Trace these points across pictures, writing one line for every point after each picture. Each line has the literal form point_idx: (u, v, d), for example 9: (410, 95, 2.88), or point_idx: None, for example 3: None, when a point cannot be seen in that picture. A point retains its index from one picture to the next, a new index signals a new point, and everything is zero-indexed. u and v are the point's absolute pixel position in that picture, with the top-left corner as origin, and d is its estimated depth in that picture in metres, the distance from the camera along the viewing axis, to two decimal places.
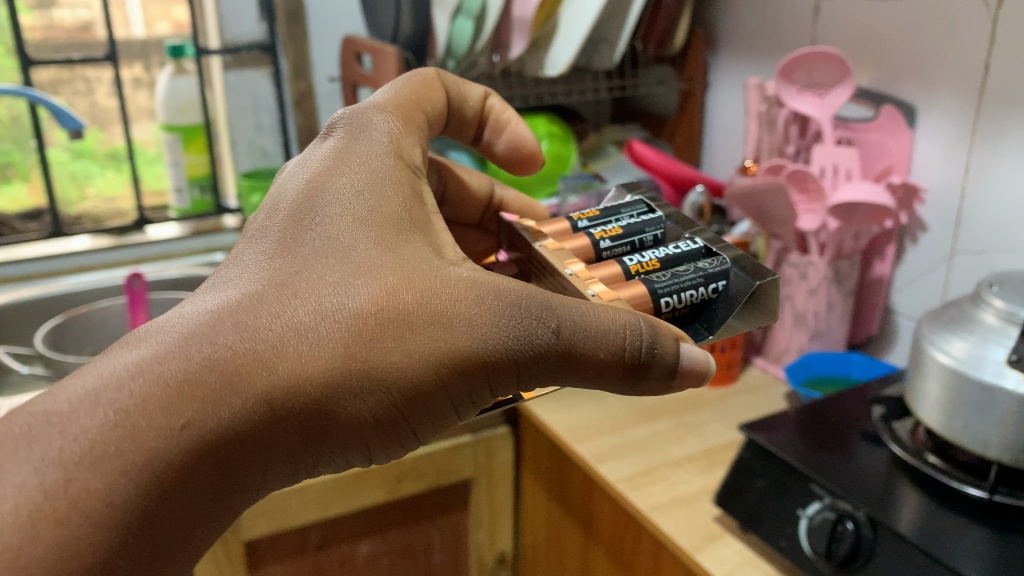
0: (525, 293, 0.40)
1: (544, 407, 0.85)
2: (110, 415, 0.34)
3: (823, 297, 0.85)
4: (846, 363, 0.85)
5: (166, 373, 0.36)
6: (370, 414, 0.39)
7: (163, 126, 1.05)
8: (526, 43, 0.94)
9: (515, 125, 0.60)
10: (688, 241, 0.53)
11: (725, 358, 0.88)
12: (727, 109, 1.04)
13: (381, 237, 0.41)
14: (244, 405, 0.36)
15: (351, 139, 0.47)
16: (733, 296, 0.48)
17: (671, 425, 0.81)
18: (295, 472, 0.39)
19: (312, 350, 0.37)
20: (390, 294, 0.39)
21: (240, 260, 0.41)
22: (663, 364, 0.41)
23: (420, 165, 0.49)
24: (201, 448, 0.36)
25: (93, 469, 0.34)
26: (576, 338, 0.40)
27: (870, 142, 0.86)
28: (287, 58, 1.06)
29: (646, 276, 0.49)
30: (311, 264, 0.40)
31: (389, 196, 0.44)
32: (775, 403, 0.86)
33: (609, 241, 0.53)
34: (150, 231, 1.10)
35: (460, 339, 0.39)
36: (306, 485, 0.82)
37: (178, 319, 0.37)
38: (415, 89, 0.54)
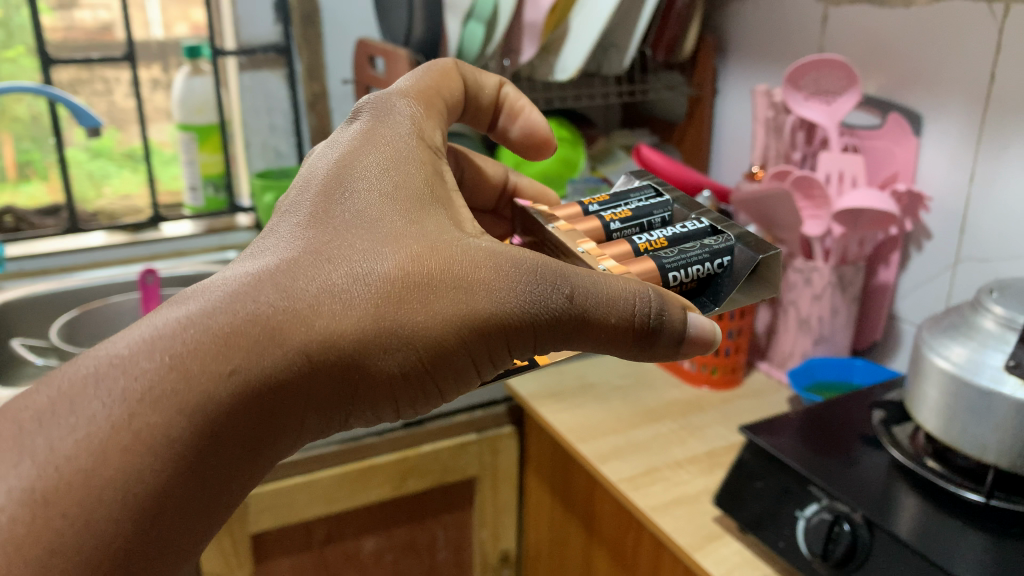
0: (540, 261, 0.43)
1: (550, 406, 0.86)
2: (165, 359, 0.37)
3: (827, 303, 0.86)
4: (850, 369, 0.86)
5: (214, 325, 0.38)
6: (398, 369, 0.41)
7: (179, 126, 1.08)
8: (537, 47, 0.95)
9: (529, 112, 0.61)
10: (694, 220, 0.54)
11: (730, 362, 0.89)
12: (736, 114, 1.05)
13: (407, 210, 0.44)
14: (285, 356, 0.38)
15: (376, 121, 0.49)
16: (738, 270, 0.50)
17: (674, 427, 0.82)
18: (329, 424, 0.42)
19: (345, 310, 0.40)
20: (416, 260, 0.42)
21: (276, 232, 0.43)
22: (672, 331, 0.44)
23: (440, 147, 0.51)
24: (246, 393, 0.38)
25: (153, 405, 0.36)
26: (589, 304, 0.43)
27: (876, 150, 0.86)
28: (302, 59, 1.07)
29: (655, 253, 0.50)
30: (342, 234, 0.42)
31: (413, 173, 0.46)
32: (778, 407, 0.86)
33: (618, 223, 0.54)
34: (164, 228, 1.12)
35: (482, 302, 0.42)
36: (313, 478, 0.84)
37: (222, 280, 0.40)
38: (434, 77, 0.55)
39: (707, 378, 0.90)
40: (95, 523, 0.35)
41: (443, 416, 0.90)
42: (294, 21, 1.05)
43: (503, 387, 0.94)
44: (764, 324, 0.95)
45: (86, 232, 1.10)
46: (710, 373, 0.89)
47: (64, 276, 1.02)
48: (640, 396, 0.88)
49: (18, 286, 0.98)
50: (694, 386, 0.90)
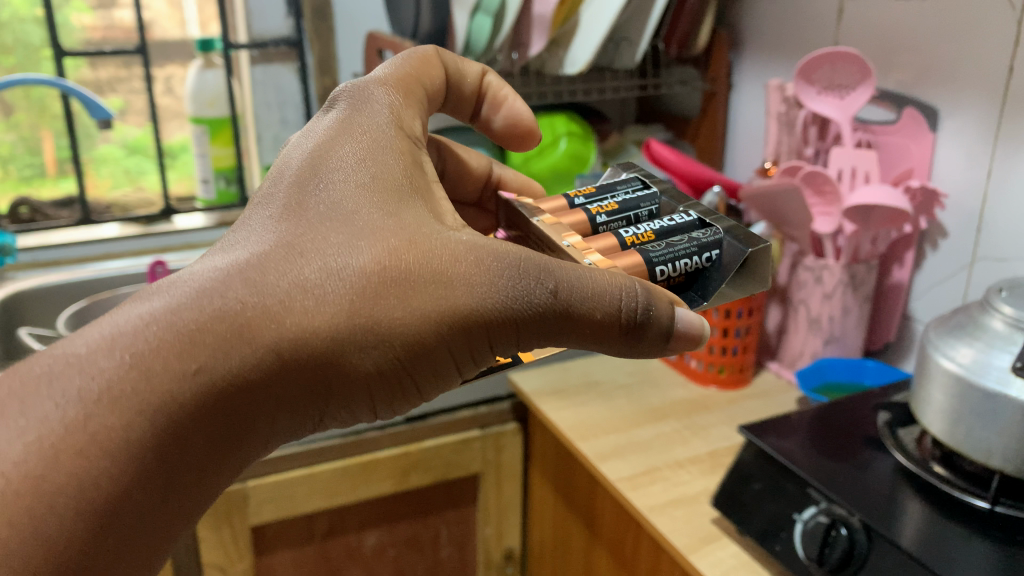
0: (522, 254, 0.42)
1: (552, 403, 0.85)
2: (126, 358, 0.37)
3: (838, 302, 0.84)
4: (860, 371, 0.84)
5: (178, 323, 0.38)
6: (374, 366, 0.41)
7: (192, 119, 1.08)
8: (545, 41, 0.94)
9: (512, 101, 0.61)
10: (683, 213, 0.56)
11: (737, 361, 0.87)
12: (749, 110, 1.03)
13: (385, 203, 0.44)
14: (254, 354, 0.38)
15: (354, 111, 0.49)
16: (726, 265, 0.51)
17: (677, 427, 0.80)
18: (303, 422, 0.42)
19: (318, 306, 0.39)
20: (393, 255, 0.41)
21: (248, 225, 0.43)
22: (659, 326, 0.43)
23: (420, 136, 0.51)
24: (212, 391, 0.38)
25: (111, 406, 0.36)
26: (573, 299, 0.42)
27: (890, 146, 0.84)
28: (314, 53, 1.08)
29: (642, 247, 0.51)
30: (316, 227, 0.42)
31: (391, 164, 0.46)
32: (786, 409, 0.84)
33: (605, 216, 0.56)
34: (177, 221, 1.12)
35: (459, 298, 0.41)
36: (315, 472, 0.84)
37: (189, 276, 0.40)
38: (414, 64, 0.55)
39: (714, 377, 0.88)
40: (44, 529, 0.35)
41: (446, 411, 0.89)
42: (305, 14, 1.06)
43: (507, 383, 0.93)
44: (775, 323, 0.93)
45: (100, 223, 1.11)
46: (717, 373, 0.87)
47: (75, 267, 1.03)
48: (648, 395, 0.86)
49: (30, 276, 0.99)
50: (701, 385, 0.88)
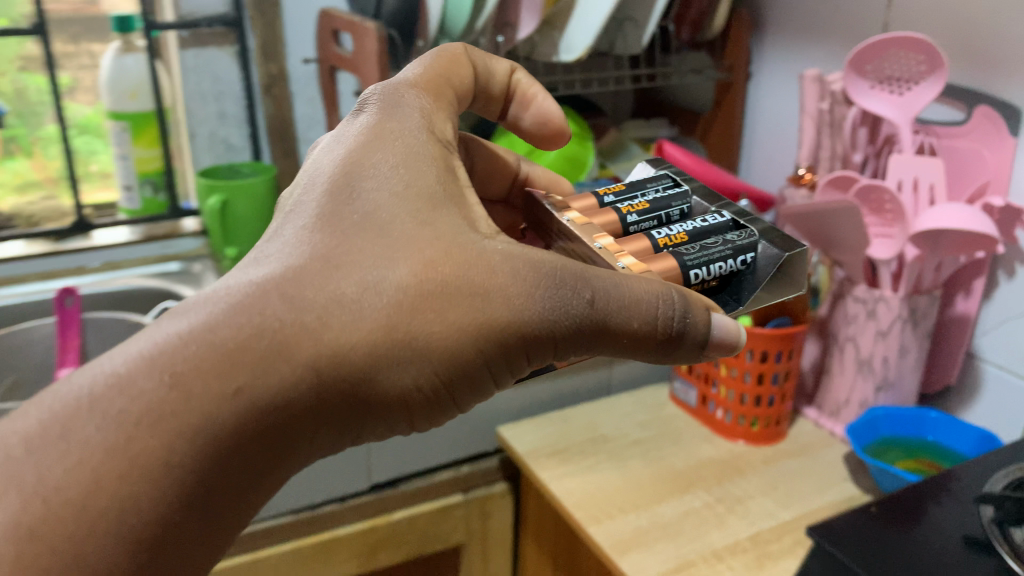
0: (559, 264, 0.40)
1: (554, 468, 0.69)
2: (165, 379, 0.34)
3: (895, 342, 0.69)
4: (920, 425, 0.71)
5: (217, 341, 0.35)
6: (413, 384, 0.38)
7: (110, 113, 0.90)
8: (537, 22, 0.78)
9: (542, 101, 0.54)
10: (715, 213, 0.53)
11: (773, 412, 0.73)
12: (774, 103, 0.88)
13: (416, 212, 0.40)
14: (293, 372, 0.35)
15: (385, 117, 0.44)
16: (761, 270, 0.50)
17: (708, 500, 0.66)
18: (341, 439, 0.39)
19: (355, 321, 0.36)
20: (429, 267, 0.38)
21: (281, 236, 0.39)
22: (693, 335, 0.41)
23: (452, 141, 0.46)
24: (255, 412, 0.35)
25: (152, 428, 0.33)
26: (608, 308, 0.40)
27: (958, 152, 0.69)
28: (255, 37, 0.92)
29: (676, 249, 0.50)
30: (351, 239, 0.38)
31: (425, 172, 0.42)
32: (839, 474, 0.70)
33: (636, 215, 0.53)
34: (95, 236, 0.95)
35: (497, 312, 0.39)
36: (259, 557, 0.68)
37: (228, 288, 0.37)
38: (443, 64, 0.49)
39: (744, 431, 0.73)
40: (85, 555, 0.32)
41: (421, 474, 0.75)
42: None
43: (495, 437, 0.77)
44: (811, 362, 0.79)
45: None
46: (748, 427, 0.73)
47: None
48: (672, 459, 0.71)
49: None
50: (728, 440, 0.74)
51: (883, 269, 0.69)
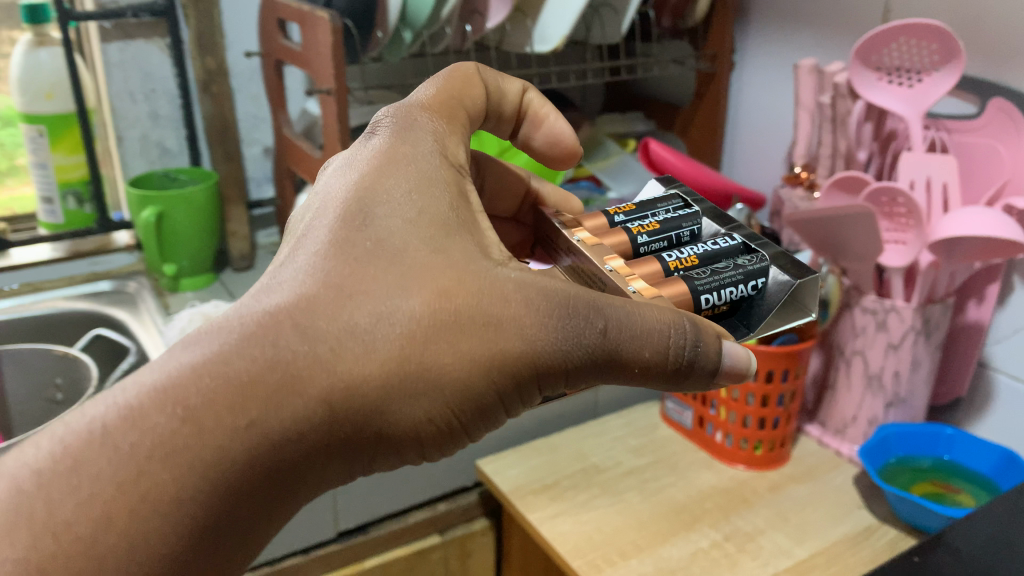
0: (574, 292, 0.38)
1: (542, 507, 0.62)
2: (177, 412, 0.32)
3: (907, 355, 0.64)
4: (925, 444, 0.66)
5: (231, 373, 0.33)
6: (426, 417, 0.36)
7: (23, 115, 0.80)
8: (508, 10, 0.70)
9: (553, 120, 0.52)
10: (727, 235, 0.48)
11: (778, 436, 0.67)
12: (761, 95, 0.82)
13: (430, 237, 0.37)
14: (305, 406, 0.34)
15: (398, 139, 0.42)
16: (772, 299, 0.44)
17: (717, 538, 0.59)
18: (351, 472, 0.38)
19: (367, 353, 0.34)
20: (444, 296, 0.36)
21: (293, 261, 0.37)
22: (706, 364, 0.38)
23: (464, 166, 0.44)
24: (266, 448, 0.33)
25: (164, 462, 0.31)
26: (621, 339, 0.37)
27: (970, 148, 0.64)
28: (190, 27, 0.81)
29: (686, 274, 0.44)
30: (364, 266, 0.36)
31: (437, 194, 0.39)
32: (852, 500, 0.64)
33: (646, 236, 0.48)
34: (13, 255, 0.85)
35: (512, 341, 0.36)
36: None
37: (239, 316, 0.34)
38: (457, 84, 0.46)
39: (746, 457, 0.67)
40: None
41: (393, 516, 0.67)
42: None
43: (474, 471, 0.70)
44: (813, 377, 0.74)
45: None
46: (751, 451, 0.67)
47: None
48: (671, 491, 0.65)
49: None
50: (728, 465, 0.68)
51: (894, 277, 0.63)
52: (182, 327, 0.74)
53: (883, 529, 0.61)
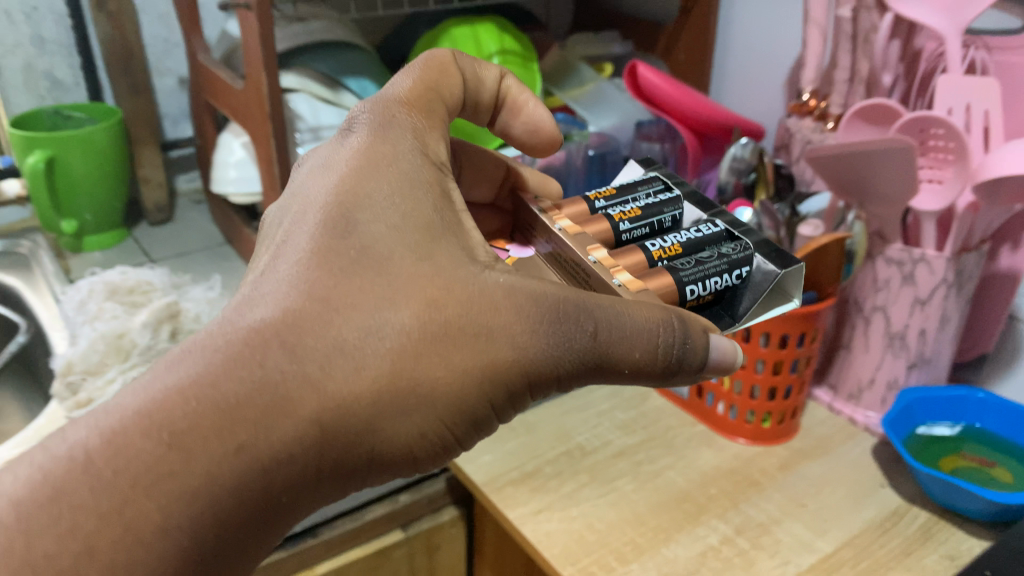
0: (565, 299, 0.52)
1: (524, 502, 0.66)
2: (166, 440, 0.44)
3: (936, 312, 0.69)
4: (907, 415, 0.70)
5: (220, 398, 0.45)
6: (418, 432, 0.50)
7: None
8: None
9: (531, 109, 0.73)
10: (708, 225, 0.73)
11: (785, 406, 0.74)
12: (755, 24, 0.98)
13: (416, 243, 0.52)
14: (298, 426, 0.46)
15: (378, 135, 0.58)
16: (758, 281, 0.68)
17: (727, 533, 0.64)
18: (344, 489, 0.51)
19: (354, 377, 0.48)
20: (429, 311, 0.49)
21: (276, 271, 0.51)
22: (694, 358, 0.55)
23: (444, 159, 0.60)
24: (254, 467, 0.45)
25: (151, 491, 0.43)
26: (611, 337, 0.52)
27: (1013, 67, 0.72)
28: None
29: (673, 264, 0.68)
30: (346, 281, 0.49)
31: (422, 201, 0.54)
32: (875, 479, 0.70)
33: (667, 259, 0.70)
34: None
35: (502, 349, 0.51)
36: None
37: (231, 330, 0.47)
38: (434, 74, 0.64)
39: (757, 430, 0.74)
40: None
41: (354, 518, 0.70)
42: None
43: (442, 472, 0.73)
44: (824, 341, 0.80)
45: None
46: (760, 423, 0.74)
47: None
48: (670, 477, 0.70)
49: None
50: (729, 438, 0.76)
51: (927, 223, 0.67)
52: (84, 295, 0.89)
53: (914, 508, 0.67)
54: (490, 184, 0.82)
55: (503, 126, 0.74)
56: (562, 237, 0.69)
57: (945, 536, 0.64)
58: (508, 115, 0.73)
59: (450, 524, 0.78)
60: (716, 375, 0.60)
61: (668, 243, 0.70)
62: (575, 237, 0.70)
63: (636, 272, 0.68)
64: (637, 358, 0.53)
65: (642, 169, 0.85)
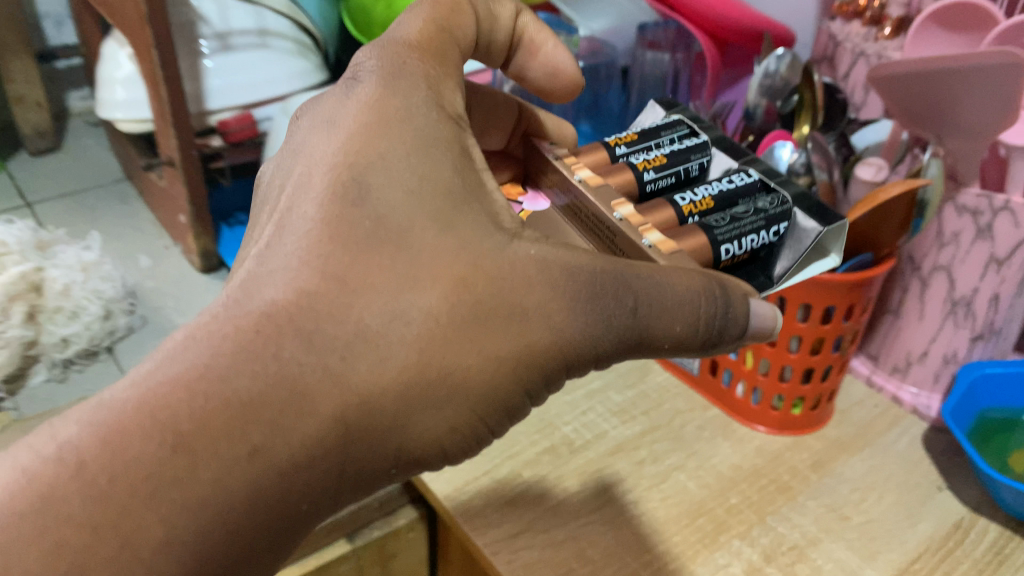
0: (602, 271, 0.47)
1: (495, 525, 0.67)
2: (169, 441, 0.38)
3: (1014, 273, 0.68)
4: (975, 395, 0.73)
5: (232, 393, 0.39)
6: (448, 426, 0.45)
7: None
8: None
9: (549, 50, 0.67)
10: (743, 175, 0.67)
11: (813, 392, 0.75)
12: None
13: (440, 211, 0.46)
14: (320, 424, 0.41)
15: (389, 87, 0.52)
16: (794, 237, 0.63)
17: (761, 550, 0.65)
18: (367, 492, 0.45)
19: (380, 367, 0.42)
20: (458, 292, 0.44)
21: (283, 242, 0.45)
22: (734, 327, 0.51)
23: (461, 113, 0.54)
24: (271, 472, 0.39)
25: (155, 500, 0.37)
26: (652, 312, 0.48)
27: None
28: None
29: (707, 221, 0.62)
30: (365, 256, 0.44)
31: (441, 161, 0.48)
32: (933, 481, 0.72)
33: (699, 214, 0.64)
34: None
35: (538, 332, 0.46)
36: None
37: (239, 315, 0.41)
38: (445, 13, 0.59)
39: (786, 420, 0.77)
40: None
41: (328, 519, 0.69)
42: None
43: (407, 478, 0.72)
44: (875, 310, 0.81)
45: None
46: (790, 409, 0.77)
47: None
48: (680, 482, 0.72)
49: None
50: (747, 426, 0.79)
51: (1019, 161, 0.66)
52: None
53: (980, 521, 0.69)
54: (502, 131, 0.77)
55: (519, 68, 0.68)
56: (581, 189, 0.63)
57: (1019, 558, 0.65)
58: (524, 56, 0.67)
59: (409, 530, 0.76)
60: (756, 342, 0.55)
61: (698, 196, 0.65)
62: (597, 188, 0.64)
63: (664, 229, 0.63)
64: (677, 332, 0.49)
65: (662, 111, 0.79)
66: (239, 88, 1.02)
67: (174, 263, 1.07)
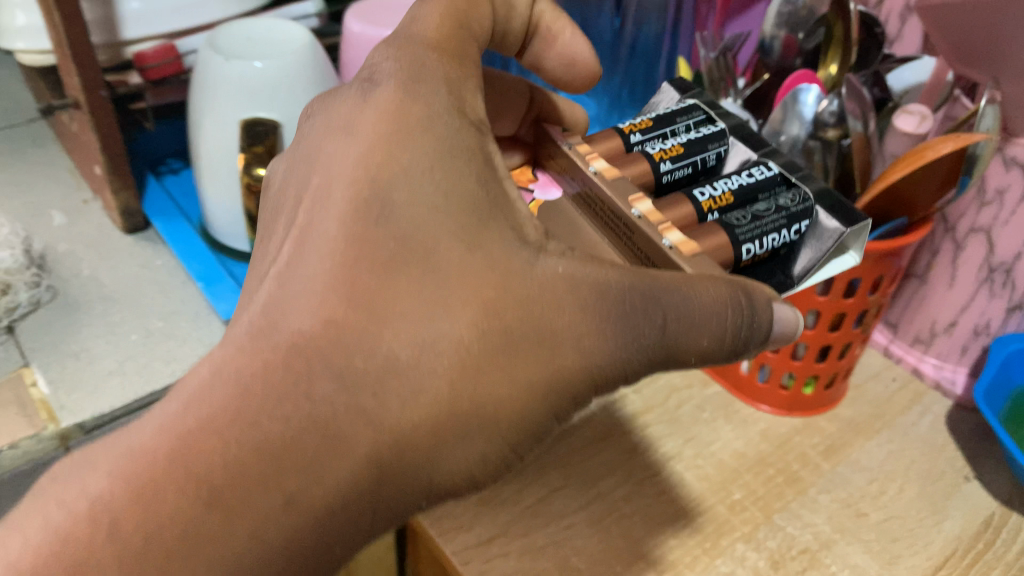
0: (627, 286, 0.45)
1: (469, 529, 0.66)
2: (203, 494, 0.38)
3: None
4: (1009, 373, 0.73)
5: (263, 439, 0.39)
6: (480, 456, 0.44)
7: None
8: None
9: (566, 38, 0.65)
10: (762, 167, 0.66)
11: (828, 368, 0.75)
12: None
13: (466, 230, 0.44)
14: (352, 465, 0.40)
15: (409, 91, 0.49)
16: (815, 235, 0.62)
17: (775, 548, 0.66)
18: (400, 523, 0.45)
19: (414, 400, 0.41)
20: (488, 319, 0.43)
21: (303, 258, 0.43)
22: (759, 334, 0.48)
23: (482, 114, 0.51)
24: (304, 516, 0.40)
25: (192, 551, 0.38)
26: (680, 327, 0.46)
27: None
28: None
29: (728, 218, 0.61)
30: (392, 282, 0.42)
31: (464, 172, 0.46)
32: (959, 472, 0.74)
33: (718, 211, 0.63)
34: None
35: (569, 356, 0.45)
36: None
37: (264, 350, 0.40)
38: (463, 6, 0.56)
39: (796, 402, 0.78)
40: None
41: None
42: None
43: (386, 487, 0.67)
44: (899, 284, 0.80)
45: None
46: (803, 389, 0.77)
47: None
48: (679, 473, 0.72)
49: None
50: (752, 405, 0.80)
51: None
52: None
53: (1011, 515, 0.70)
54: (513, 115, 0.75)
55: (534, 57, 0.66)
56: (596, 181, 0.61)
57: None
58: (540, 45, 0.65)
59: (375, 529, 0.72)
60: (780, 344, 0.53)
61: (718, 190, 0.63)
62: (613, 180, 0.62)
63: (684, 224, 0.61)
64: (704, 344, 0.47)
65: (673, 93, 0.76)
66: (163, 12, 0.92)
67: (89, 221, 0.98)
